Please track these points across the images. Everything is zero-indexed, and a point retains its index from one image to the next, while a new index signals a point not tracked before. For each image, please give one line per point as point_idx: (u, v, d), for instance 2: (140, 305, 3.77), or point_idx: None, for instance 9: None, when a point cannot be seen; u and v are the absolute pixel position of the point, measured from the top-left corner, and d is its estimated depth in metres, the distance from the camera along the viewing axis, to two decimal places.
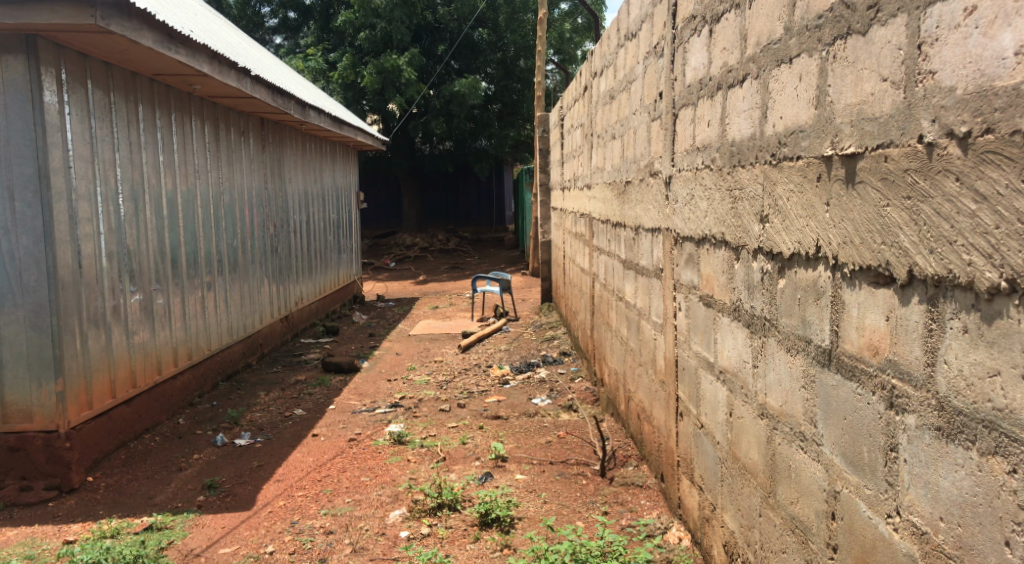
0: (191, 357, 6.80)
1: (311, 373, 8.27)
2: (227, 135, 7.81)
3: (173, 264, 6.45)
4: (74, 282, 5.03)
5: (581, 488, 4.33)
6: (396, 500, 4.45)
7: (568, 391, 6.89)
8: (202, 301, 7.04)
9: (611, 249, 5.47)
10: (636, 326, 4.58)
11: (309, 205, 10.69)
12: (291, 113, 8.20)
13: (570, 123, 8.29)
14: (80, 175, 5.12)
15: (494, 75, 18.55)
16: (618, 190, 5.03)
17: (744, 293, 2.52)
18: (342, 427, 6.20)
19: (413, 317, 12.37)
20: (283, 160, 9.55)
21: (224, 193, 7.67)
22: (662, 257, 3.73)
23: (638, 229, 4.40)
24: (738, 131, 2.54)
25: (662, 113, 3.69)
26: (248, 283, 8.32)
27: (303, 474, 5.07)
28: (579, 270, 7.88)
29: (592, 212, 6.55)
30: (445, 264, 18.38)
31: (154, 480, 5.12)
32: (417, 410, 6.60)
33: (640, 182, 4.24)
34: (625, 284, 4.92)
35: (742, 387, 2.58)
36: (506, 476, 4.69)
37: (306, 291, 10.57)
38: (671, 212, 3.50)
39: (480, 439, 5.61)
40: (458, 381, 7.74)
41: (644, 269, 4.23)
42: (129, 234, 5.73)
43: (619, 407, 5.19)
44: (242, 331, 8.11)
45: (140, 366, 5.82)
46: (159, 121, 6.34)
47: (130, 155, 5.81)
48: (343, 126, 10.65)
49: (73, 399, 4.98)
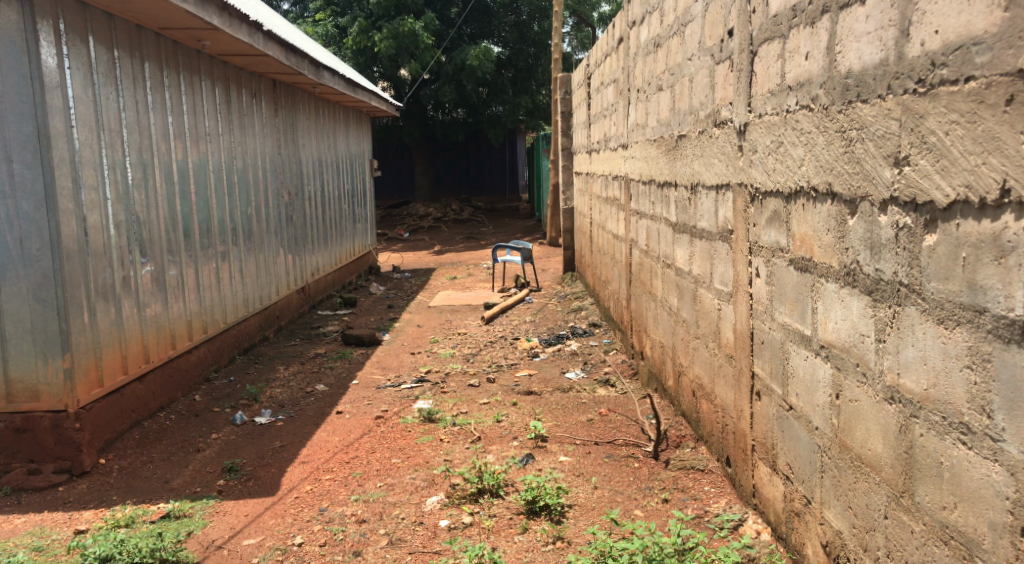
0: (207, 331, 6.46)
1: (330, 346, 7.94)
2: (238, 96, 7.39)
3: (185, 233, 6.08)
4: (79, 251, 4.67)
5: (634, 472, 3.97)
6: (432, 485, 4.10)
7: (604, 364, 6.53)
8: (217, 272, 6.69)
9: (656, 212, 5.07)
10: (690, 295, 4.19)
11: (323, 173, 10.29)
12: (305, 72, 7.77)
13: (600, 80, 7.84)
14: (83, 136, 4.73)
15: (508, 38, 17.97)
16: (668, 146, 4.61)
17: (865, 254, 2.12)
18: (368, 403, 5.86)
19: (432, 288, 11.99)
20: (296, 124, 9.14)
21: (237, 159, 7.27)
22: (732, 217, 3.33)
23: (695, 188, 3.99)
24: (855, 60, 2.12)
25: (733, 54, 3.26)
26: (264, 254, 7.96)
27: (329, 455, 4.72)
28: (611, 238, 7.47)
29: (629, 173, 6.13)
30: (461, 234, 17.96)
31: (170, 463, 4.78)
32: (444, 385, 6.24)
33: (699, 135, 3.82)
34: (676, 249, 4.52)
35: (856, 365, 2.19)
36: (550, 457, 4.33)
37: (322, 261, 10.21)
38: (748, 164, 3.08)
39: (516, 416, 5.25)
40: (485, 354, 7.37)
41: (705, 232, 3.82)
42: (139, 202, 5.36)
43: (668, 382, 4.82)
44: (259, 304, 7.78)
45: (153, 341, 5.48)
46: (167, 81, 5.93)
47: (137, 115, 5.42)
48: (357, 89, 10.20)
49: (82, 376, 4.64)
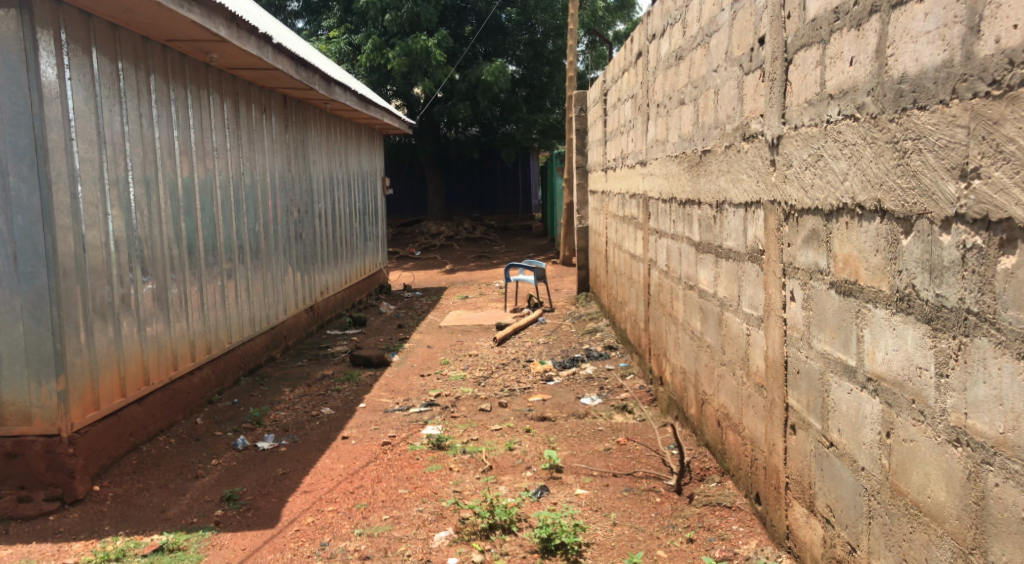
0: (210, 351, 6.27)
1: (339, 367, 7.74)
2: (247, 112, 7.25)
3: (190, 251, 5.91)
4: (76, 269, 4.49)
5: (655, 508, 3.74)
6: (441, 518, 3.88)
7: (621, 389, 6.30)
8: (222, 291, 6.51)
9: (677, 231, 4.86)
10: (716, 318, 3.98)
11: (334, 190, 10.14)
12: (315, 87, 7.62)
13: (617, 97, 7.66)
14: (82, 149, 4.57)
15: (522, 57, 17.88)
16: (691, 162, 4.41)
17: (924, 277, 1.90)
18: (375, 428, 5.64)
19: (444, 308, 11.79)
20: (307, 141, 9.00)
21: (245, 175, 7.12)
22: (764, 236, 3.12)
23: (721, 205, 3.78)
24: (910, 63, 1.91)
25: (764, 63, 3.06)
26: (272, 272, 7.79)
27: (333, 484, 4.50)
28: (628, 257, 7.27)
29: (648, 191, 5.93)
30: (473, 253, 17.79)
31: (167, 491, 4.58)
32: (455, 410, 6.02)
33: (726, 150, 3.62)
34: (699, 270, 4.30)
35: (911, 402, 1.97)
36: (565, 490, 4.11)
37: (332, 280, 10.04)
38: (781, 180, 2.87)
39: (529, 444, 5.02)
40: (497, 377, 7.15)
41: (731, 252, 3.61)
42: (141, 218, 5.20)
43: (690, 410, 4.59)
44: (266, 323, 7.59)
45: (153, 362, 5.30)
46: (174, 94, 5.79)
47: (141, 129, 5.27)
48: (369, 106, 10.07)
49: (78, 400, 4.46)
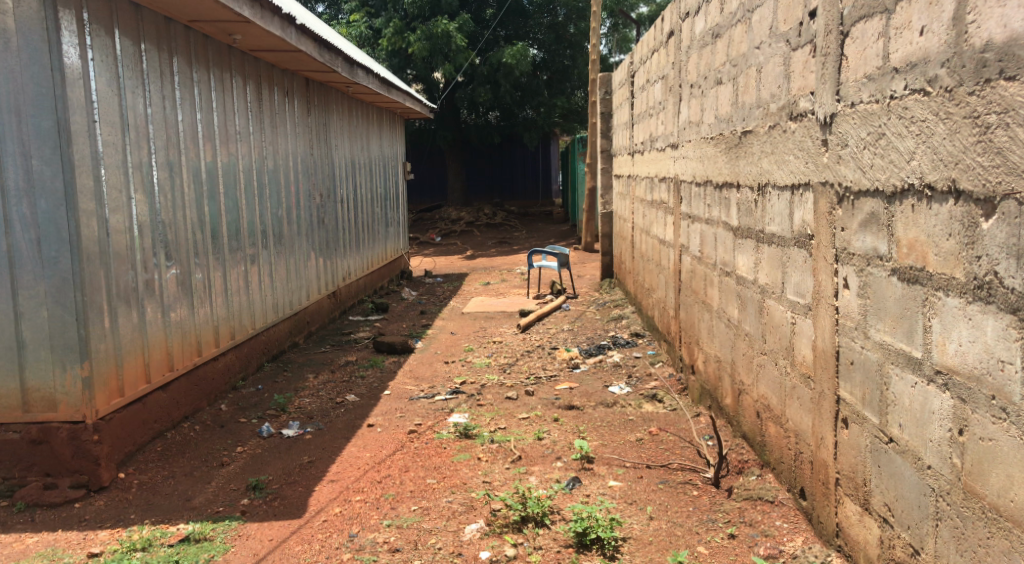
0: (234, 337, 6.21)
1: (362, 354, 7.67)
2: (270, 95, 7.15)
3: (213, 235, 5.83)
4: (100, 254, 4.42)
5: (693, 502, 3.62)
6: (471, 510, 3.78)
7: (650, 377, 6.17)
8: (245, 276, 6.44)
9: (712, 215, 4.72)
10: (756, 306, 3.84)
11: (355, 175, 10.04)
12: (338, 70, 7.51)
13: (646, 78, 7.49)
14: (105, 132, 4.49)
15: (544, 41, 17.68)
16: (729, 144, 4.26)
17: (1011, 264, 1.76)
18: (401, 416, 5.56)
19: (466, 294, 11.69)
20: (329, 125, 8.91)
21: (268, 159, 7.03)
22: (814, 219, 2.97)
23: (764, 188, 3.64)
24: (994, 30, 1.77)
25: (815, 37, 2.91)
26: (295, 257, 7.72)
27: (360, 474, 4.41)
28: (656, 243, 7.12)
29: (679, 174, 5.78)
30: (494, 239, 17.67)
31: (193, 478, 4.52)
32: (481, 397, 5.92)
33: (770, 130, 3.47)
34: (738, 255, 4.16)
35: (991, 398, 1.83)
36: (598, 482, 3.99)
37: (353, 266, 9.96)
38: (835, 160, 2.73)
39: (559, 433, 4.91)
40: (522, 364, 7.05)
41: (775, 236, 3.47)
42: (164, 202, 5.12)
43: (726, 400, 4.46)
44: (288, 309, 7.53)
45: (177, 348, 5.23)
46: (196, 77, 5.70)
47: (164, 111, 5.18)
48: (391, 89, 9.95)
49: (102, 386, 4.39)
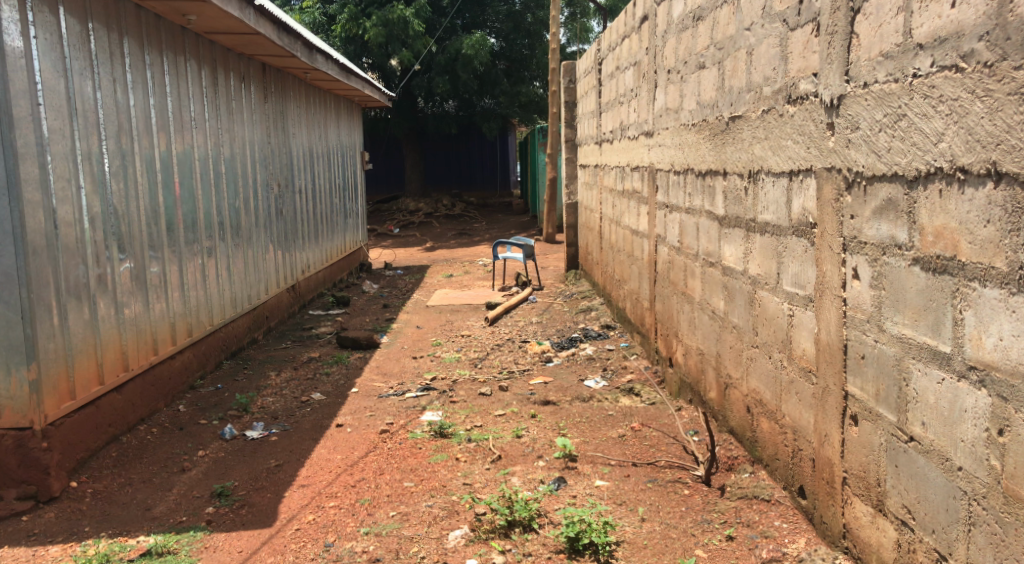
0: (191, 334, 5.91)
1: (326, 349, 7.40)
2: (226, 80, 6.83)
3: (168, 227, 5.52)
4: (47, 248, 4.12)
5: (685, 501, 3.49)
6: (452, 515, 3.60)
7: (625, 370, 6.04)
8: (203, 270, 6.14)
9: (694, 204, 4.59)
10: (746, 297, 3.71)
11: (314, 165, 9.73)
12: (298, 54, 7.21)
13: (616, 65, 7.34)
14: (50, 116, 4.17)
15: (502, 29, 17.46)
16: (714, 131, 4.13)
17: None
18: (371, 414, 5.33)
19: (429, 287, 11.45)
20: (286, 112, 8.59)
21: (224, 147, 6.71)
22: (817, 207, 2.84)
23: (756, 174, 3.51)
24: None
25: (818, 15, 2.78)
26: (253, 249, 7.42)
27: (332, 478, 4.19)
28: (627, 233, 7.00)
29: (655, 162, 5.65)
30: (454, 230, 17.44)
31: (152, 486, 4.25)
32: (453, 394, 5.73)
33: (764, 114, 3.34)
34: (725, 246, 4.03)
35: None
36: (583, 482, 3.84)
37: (313, 258, 9.66)
38: (843, 145, 2.60)
39: (537, 431, 4.75)
40: (492, 359, 6.86)
41: (770, 225, 3.34)
42: (116, 192, 4.81)
43: (710, 395, 4.34)
44: (247, 304, 7.22)
45: (132, 346, 4.94)
46: (149, 59, 5.38)
47: (115, 96, 4.86)
48: (351, 76, 9.64)
49: (51, 389, 4.10)
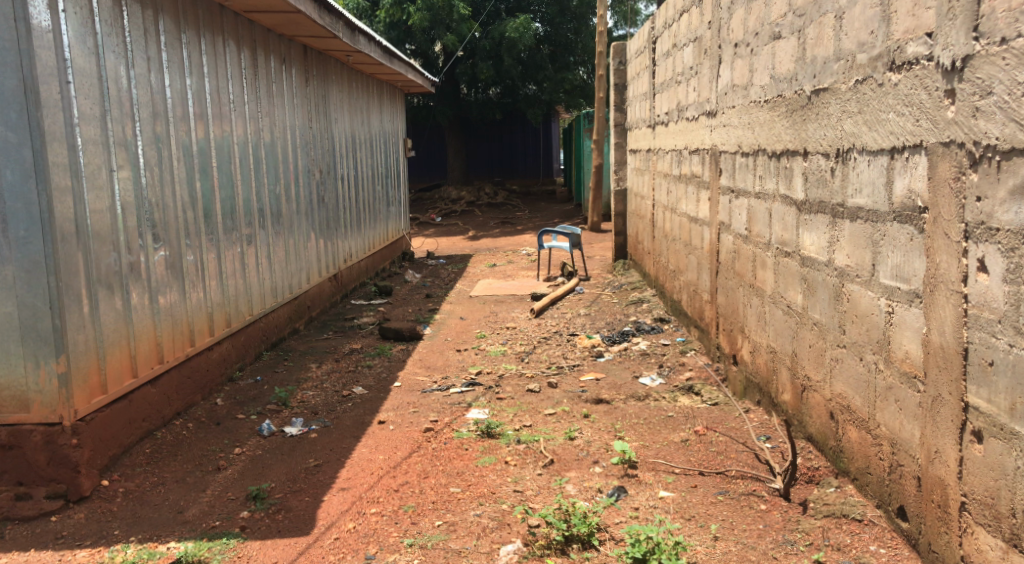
0: (230, 325, 5.71)
1: (368, 341, 7.16)
2: (266, 62, 6.59)
3: (205, 213, 5.30)
4: (77, 235, 3.90)
5: (763, 517, 3.14)
6: (503, 527, 3.30)
7: (683, 367, 5.68)
8: (241, 258, 5.92)
9: (766, 187, 4.22)
10: (831, 291, 3.33)
11: (356, 151, 9.49)
12: (340, 34, 6.94)
13: (673, 42, 6.94)
14: (81, 96, 3.94)
15: (547, 13, 17.06)
16: (792, 106, 3.75)
17: None
18: (414, 411, 5.06)
19: (472, 276, 11.16)
20: (328, 97, 8.34)
21: (264, 131, 6.48)
22: (929, 189, 2.46)
23: (846, 153, 3.13)
24: None
25: None
26: (294, 237, 7.20)
27: (374, 480, 3.92)
28: (684, 221, 6.63)
29: (719, 144, 5.26)
30: (496, 219, 17.14)
31: (185, 486, 4.02)
32: (500, 390, 5.43)
33: (858, 85, 2.96)
34: (804, 234, 3.66)
35: None
36: (646, 492, 3.51)
37: (355, 247, 9.43)
38: (969, 115, 2.21)
39: (592, 432, 4.42)
40: (540, 352, 6.54)
41: (864, 210, 2.97)
42: (151, 176, 4.59)
43: (784, 398, 3.97)
44: (288, 293, 7.01)
45: (168, 337, 4.73)
46: (186, 38, 5.14)
47: (150, 76, 4.63)
48: (394, 59, 9.37)
49: (81, 384, 3.89)
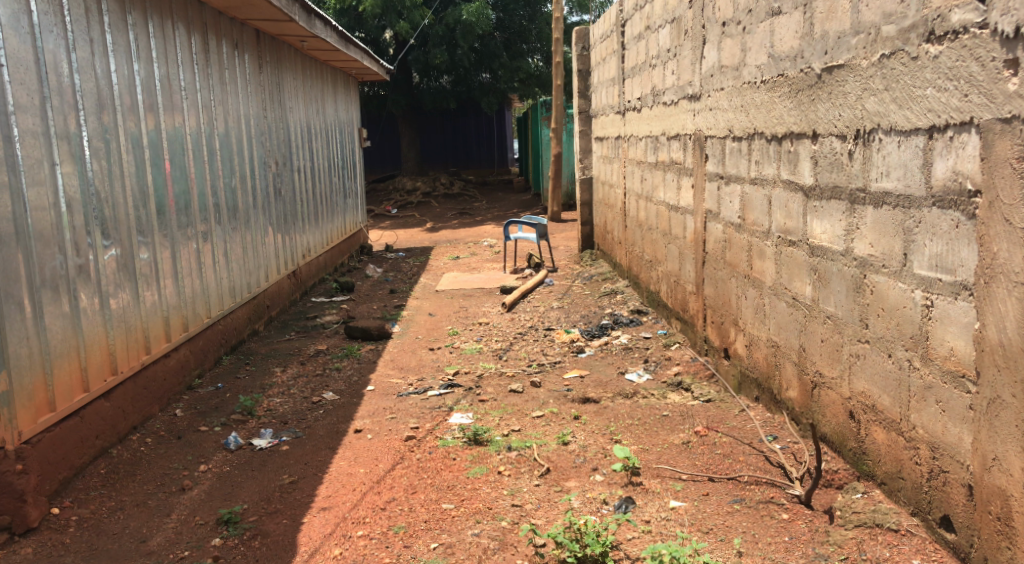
0: (188, 328, 5.31)
1: (333, 341, 6.79)
2: (218, 47, 6.16)
3: (158, 209, 4.89)
4: (17, 236, 3.50)
5: (788, 528, 2.91)
6: (506, 548, 3.04)
7: (668, 361, 5.45)
8: (197, 256, 5.51)
9: (765, 172, 4.00)
10: (850, 283, 3.12)
11: (313, 141, 9.07)
12: (296, 17, 6.54)
13: (645, 24, 6.69)
14: (16, 82, 3.52)
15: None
16: (796, 86, 3.53)
17: None
18: (392, 418, 4.74)
19: (436, 269, 10.83)
20: (282, 84, 7.91)
21: (218, 121, 6.05)
22: (986, 171, 2.24)
23: (867, 135, 2.91)
24: None
25: None
26: (251, 232, 6.79)
27: (357, 498, 3.60)
28: (662, 210, 6.40)
29: (705, 128, 5.03)
30: (455, 210, 16.78)
31: (147, 510, 3.66)
32: (481, 392, 5.14)
33: (884, 60, 2.73)
34: (813, 222, 3.44)
35: None
36: (655, 502, 3.27)
37: (313, 241, 9.02)
38: None
39: (585, 436, 4.16)
40: (517, 349, 6.26)
41: (894, 195, 2.75)
42: (98, 170, 4.17)
43: (790, 396, 3.76)
44: (247, 292, 6.61)
45: (121, 346, 4.33)
46: (132, 20, 4.72)
47: (93, 60, 4.21)
48: (351, 45, 8.96)
49: (25, 402, 3.49)
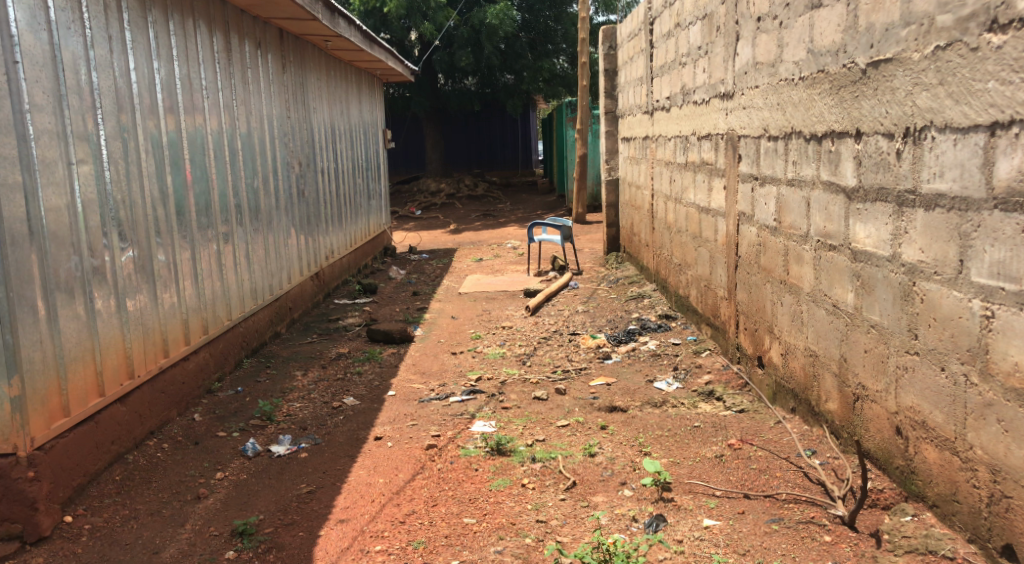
0: (208, 331, 5.22)
1: (354, 344, 6.68)
2: (240, 45, 6.07)
3: (177, 209, 4.79)
4: (31, 237, 3.41)
5: (831, 552, 2.74)
6: None
7: (699, 369, 5.27)
8: (217, 257, 5.42)
9: (803, 172, 3.81)
10: (898, 290, 2.93)
11: (336, 142, 8.97)
12: (319, 15, 6.44)
13: (675, 21, 6.51)
14: (31, 80, 3.43)
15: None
16: (838, 82, 3.34)
17: None
18: (413, 425, 4.61)
19: (459, 271, 10.70)
20: (306, 84, 7.82)
21: (240, 121, 5.96)
22: None
23: (918, 132, 2.73)
24: None
25: None
26: (273, 233, 6.70)
27: (376, 509, 3.47)
28: (691, 211, 6.22)
29: (738, 127, 4.84)
30: (478, 212, 16.66)
31: (162, 520, 3.55)
32: (504, 399, 4.99)
33: (941, 52, 2.55)
34: (857, 225, 3.26)
35: None
36: (688, 520, 3.10)
37: (336, 243, 8.92)
38: None
39: (613, 447, 4.00)
40: (541, 354, 6.11)
41: (950, 197, 2.56)
42: (116, 169, 4.08)
43: (830, 408, 3.58)
44: (268, 294, 6.52)
45: (139, 349, 4.24)
46: (152, 17, 4.63)
47: (112, 59, 4.12)
48: (375, 44, 8.86)
49: (38, 408, 3.41)
